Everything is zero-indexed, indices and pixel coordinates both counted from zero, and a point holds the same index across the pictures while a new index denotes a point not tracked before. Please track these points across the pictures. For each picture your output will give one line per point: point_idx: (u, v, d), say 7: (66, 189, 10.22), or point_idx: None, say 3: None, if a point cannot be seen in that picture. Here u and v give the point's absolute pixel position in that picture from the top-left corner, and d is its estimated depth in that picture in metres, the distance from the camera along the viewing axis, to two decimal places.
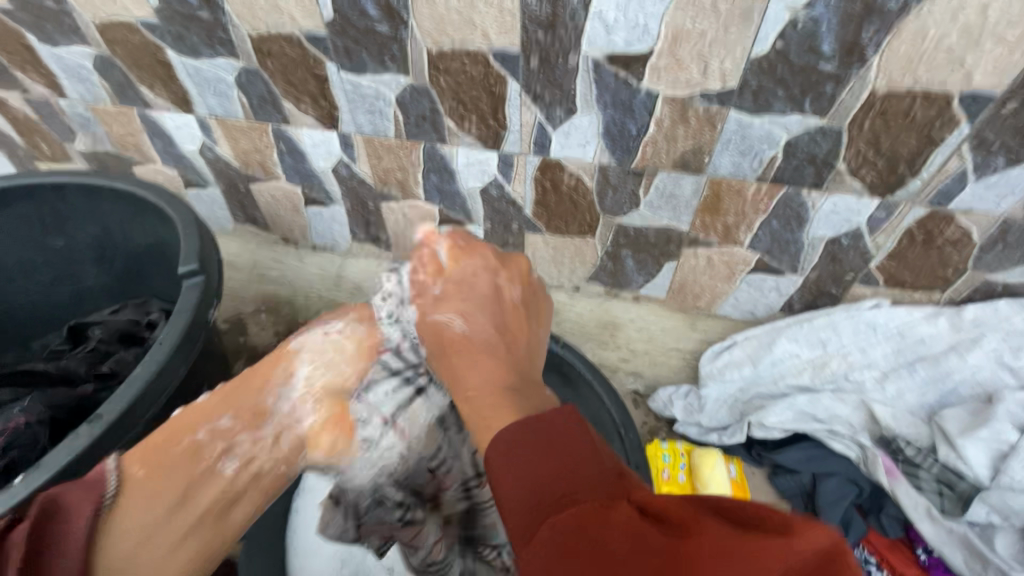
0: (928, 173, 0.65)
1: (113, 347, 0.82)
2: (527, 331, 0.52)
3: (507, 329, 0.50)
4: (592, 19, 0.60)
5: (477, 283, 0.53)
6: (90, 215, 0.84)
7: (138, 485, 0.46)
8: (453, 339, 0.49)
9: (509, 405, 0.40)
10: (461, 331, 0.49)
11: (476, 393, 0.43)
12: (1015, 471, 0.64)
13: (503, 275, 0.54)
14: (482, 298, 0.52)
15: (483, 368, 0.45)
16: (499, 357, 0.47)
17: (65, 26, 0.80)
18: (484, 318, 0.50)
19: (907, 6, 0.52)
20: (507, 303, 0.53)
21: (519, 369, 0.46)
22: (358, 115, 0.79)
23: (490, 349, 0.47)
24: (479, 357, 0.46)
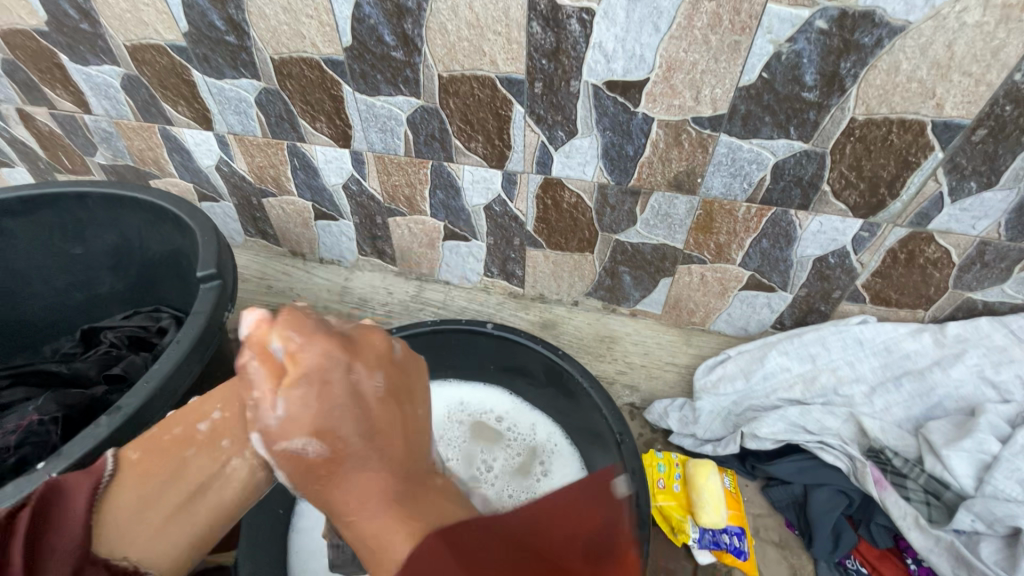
0: (908, 196, 0.69)
1: (123, 351, 0.84)
2: (403, 422, 0.41)
3: (378, 406, 0.40)
4: (592, 48, 0.65)
5: (346, 386, 0.39)
6: (109, 224, 0.87)
7: (132, 470, 0.44)
8: (346, 444, 0.38)
9: (409, 521, 0.36)
10: (323, 452, 0.38)
11: (365, 504, 0.37)
12: (998, 480, 0.66)
13: (359, 368, 0.40)
14: (317, 379, 0.39)
15: (365, 483, 0.38)
16: (384, 462, 0.39)
17: (98, 47, 0.85)
18: (352, 421, 0.38)
19: (881, 42, 0.57)
20: (368, 400, 0.40)
21: (404, 467, 0.39)
22: (370, 134, 0.84)
23: (360, 436, 0.39)
24: (368, 458, 0.38)
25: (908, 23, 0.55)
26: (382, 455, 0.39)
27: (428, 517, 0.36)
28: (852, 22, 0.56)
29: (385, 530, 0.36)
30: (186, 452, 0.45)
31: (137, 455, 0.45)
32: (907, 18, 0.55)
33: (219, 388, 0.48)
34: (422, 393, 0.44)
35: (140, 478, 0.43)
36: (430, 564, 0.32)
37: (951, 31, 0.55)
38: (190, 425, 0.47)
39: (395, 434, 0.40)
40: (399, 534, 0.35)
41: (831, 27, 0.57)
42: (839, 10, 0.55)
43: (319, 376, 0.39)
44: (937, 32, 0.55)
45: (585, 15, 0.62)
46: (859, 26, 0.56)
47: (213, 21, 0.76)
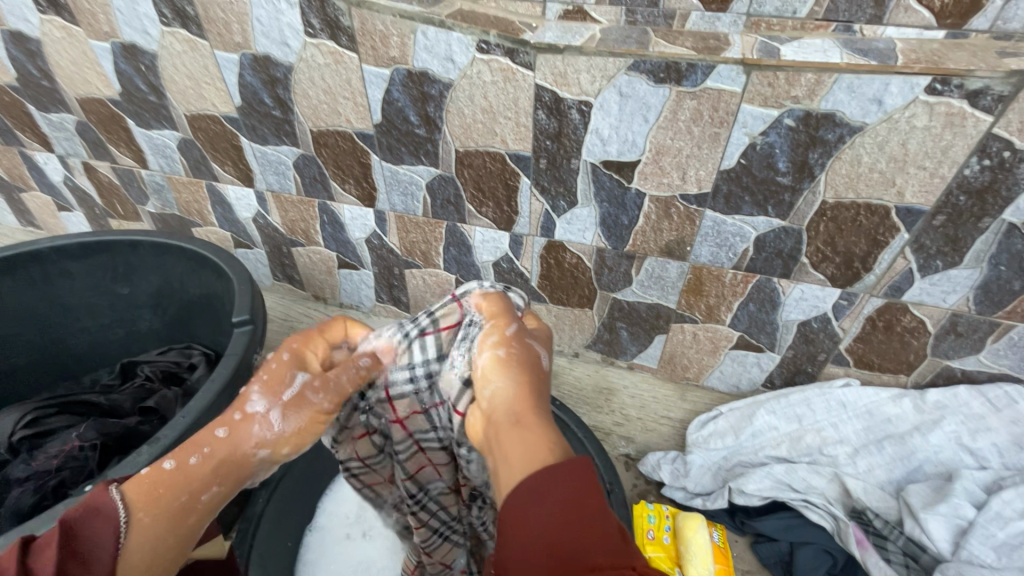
0: (880, 269, 0.75)
1: (158, 385, 0.92)
2: (534, 380, 0.50)
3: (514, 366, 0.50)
4: (590, 133, 0.74)
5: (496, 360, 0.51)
6: (155, 269, 0.97)
7: (147, 522, 0.48)
8: (501, 411, 0.48)
9: (532, 453, 0.42)
10: (485, 400, 0.50)
11: (510, 462, 0.43)
12: (974, 546, 0.68)
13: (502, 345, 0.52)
14: (498, 360, 0.51)
15: (507, 438, 0.45)
16: (512, 398, 0.48)
17: (162, 115, 0.98)
18: (500, 385, 0.49)
19: (842, 138, 0.64)
20: (509, 368, 0.50)
21: (523, 402, 0.47)
22: (393, 197, 0.93)
23: (508, 416, 0.46)
24: (523, 428, 0.45)
25: (866, 124, 0.62)
26: (512, 406, 0.47)
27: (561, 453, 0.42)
28: (816, 121, 0.64)
29: (531, 447, 0.42)
30: (186, 498, 0.50)
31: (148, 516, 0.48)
32: (864, 120, 0.62)
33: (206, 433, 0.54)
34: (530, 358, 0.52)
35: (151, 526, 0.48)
36: (553, 483, 0.39)
37: (903, 133, 0.62)
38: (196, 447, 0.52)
39: (514, 384, 0.49)
40: (528, 459, 0.41)
41: (799, 124, 0.65)
42: (804, 111, 0.63)
43: (497, 363, 0.51)
44: (891, 133, 0.62)
45: (584, 106, 0.71)
46: (822, 124, 0.64)
47: (262, 98, 0.87)
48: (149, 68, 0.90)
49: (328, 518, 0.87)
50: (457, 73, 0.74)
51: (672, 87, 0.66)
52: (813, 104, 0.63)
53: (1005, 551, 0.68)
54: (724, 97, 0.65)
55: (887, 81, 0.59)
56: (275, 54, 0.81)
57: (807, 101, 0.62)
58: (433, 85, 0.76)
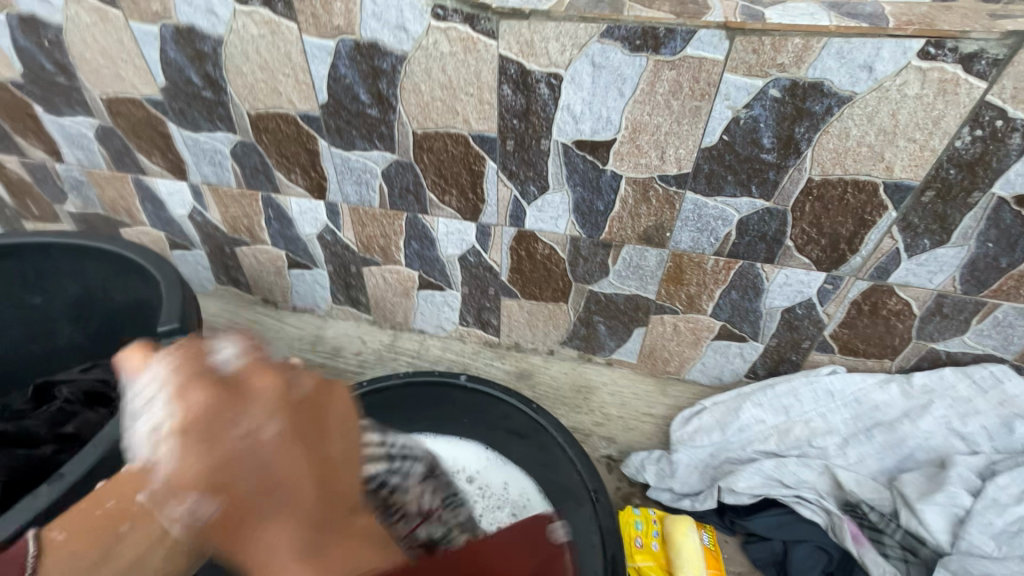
0: (866, 251, 0.71)
1: (80, 408, 0.80)
2: (331, 474, 0.43)
3: (297, 437, 0.42)
4: (561, 110, 0.67)
5: (242, 439, 0.39)
6: (73, 274, 0.85)
7: (57, 551, 0.40)
8: (248, 489, 0.39)
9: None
10: (247, 493, 0.39)
11: (274, 562, 0.39)
12: (973, 536, 0.67)
13: (244, 416, 0.40)
14: (203, 426, 0.39)
15: (277, 535, 0.39)
16: (294, 514, 0.39)
17: (73, 99, 0.85)
18: (253, 471, 0.39)
19: (830, 110, 0.60)
20: (268, 452, 0.40)
21: (326, 512, 0.41)
22: (346, 187, 0.84)
23: (253, 498, 0.39)
24: (283, 501, 0.39)
25: (855, 94, 0.58)
26: (319, 491, 0.41)
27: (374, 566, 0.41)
28: (803, 92, 0.59)
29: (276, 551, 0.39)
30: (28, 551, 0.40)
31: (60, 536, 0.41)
32: (853, 89, 0.58)
33: (125, 468, 0.43)
34: (336, 427, 0.45)
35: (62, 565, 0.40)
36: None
37: (894, 102, 0.58)
38: (124, 497, 0.43)
39: (301, 467, 0.41)
40: (335, 571, 0.39)
41: (784, 95, 0.60)
42: (791, 81, 0.59)
43: (205, 424, 0.39)
44: (882, 103, 0.58)
45: (554, 80, 0.65)
46: (810, 95, 0.59)
47: (190, 77, 0.77)
48: (54, 44, 0.78)
49: None
50: (411, 44, 0.66)
51: (649, 56, 0.60)
52: (800, 73, 0.58)
53: (1005, 539, 0.67)
54: (706, 66, 0.60)
55: (880, 45, 0.54)
56: (201, 25, 0.71)
57: (795, 69, 0.58)
58: (384, 58, 0.68)
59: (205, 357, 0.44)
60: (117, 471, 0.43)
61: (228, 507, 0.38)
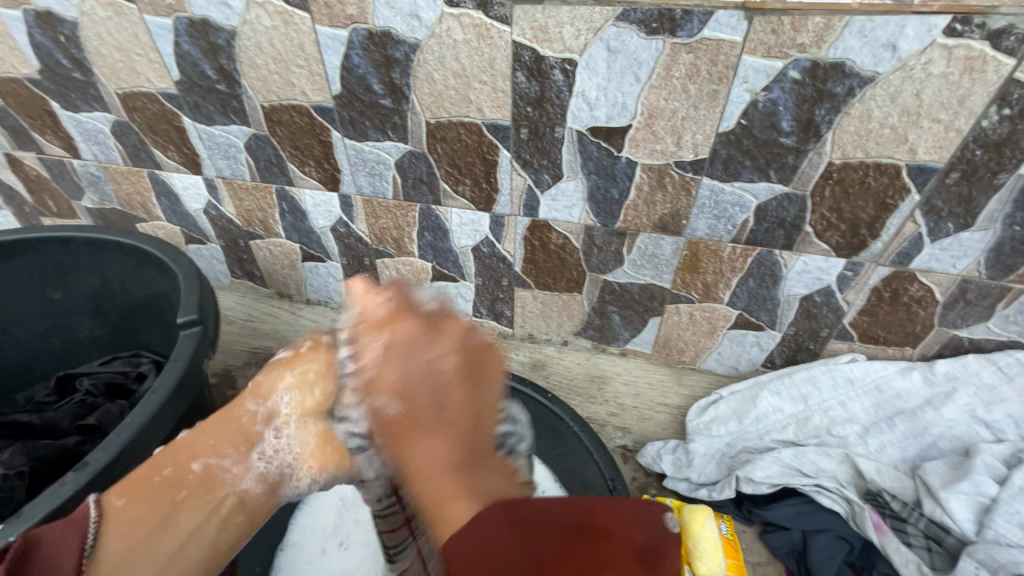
0: (888, 236, 0.70)
1: (100, 400, 0.81)
2: (470, 405, 0.42)
3: (467, 379, 0.43)
4: (575, 97, 0.66)
5: (424, 366, 0.43)
6: (91, 268, 0.86)
7: (117, 518, 0.50)
8: (425, 404, 0.41)
9: (472, 488, 0.38)
10: (404, 407, 0.41)
11: (430, 473, 0.39)
12: (999, 524, 0.65)
13: (437, 349, 0.44)
14: (401, 352, 0.44)
15: (435, 449, 0.39)
16: (450, 435, 0.40)
17: (89, 94, 0.86)
18: (430, 393, 0.41)
19: (852, 91, 0.59)
20: (444, 381, 0.42)
21: (472, 440, 0.41)
22: (359, 178, 0.84)
23: (441, 426, 0.40)
24: (438, 420, 0.40)
25: (878, 73, 0.57)
26: (457, 426, 0.40)
27: (495, 485, 0.39)
28: (824, 73, 0.58)
29: (439, 456, 0.39)
30: (122, 501, 0.51)
31: (120, 501, 0.51)
32: (876, 69, 0.57)
33: (216, 421, 0.58)
34: (493, 376, 0.45)
35: (127, 521, 0.50)
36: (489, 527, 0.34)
37: (919, 82, 0.57)
38: (180, 465, 0.55)
39: (462, 402, 0.41)
40: (458, 501, 0.37)
41: (804, 77, 0.59)
42: (811, 62, 0.57)
43: (405, 351, 0.44)
44: (906, 82, 0.57)
45: (568, 65, 0.64)
46: (831, 76, 0.58)
47: (205, 70, 0.77)
48: (70, 39, 0.79)
49: (302, 534, 0.79)
50: (424, 32, 0.66)
51: (665, 39, 0.59)
52: (821, 53, 0.57)
53: None
54: (724, 48, 0.59)
55: (903, 22, 0.53)
56: (214, 17, 0.71)
57: (815, 49, 0.57)
58: (397, 47, 0.68)
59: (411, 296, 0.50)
60: (202, 436, 0.57)
61: (406, 411, 0.41)
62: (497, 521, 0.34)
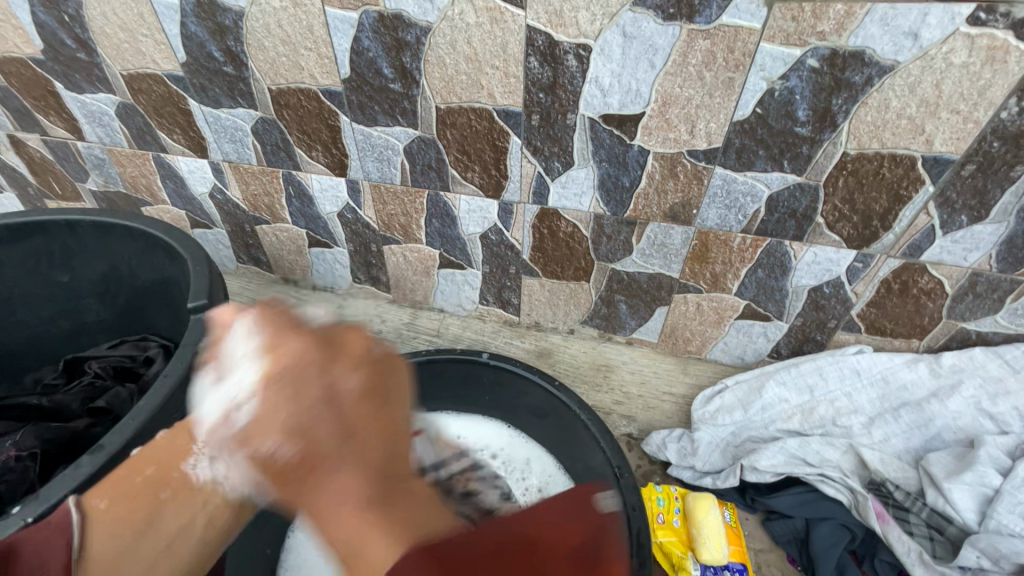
0: (900, 228, 0.70)
1: (109, 383, 0.81)
2: (380, 419, 0.40)
3: (363, 414, 0.39)
4: (589, 83, 0.66)
5: (320, 390, 0.39)
6: (98, 252, 0.86)
7: (104, 517, 0.47)
8: (324, 456, 0.37)
9: (388, 523, 0.36)
10: (296, 452, 0.37)
11: (336, 514, 0.37)
12: (1002, 515, 0.67)
13: (335, 368, 0.40)
14: (290, 376, 0.40)
15: (347, 482, 0.37)
16: (361, 463, 0.38)
17: (93, 75, 0.85)
18: (330, 421, 0.38)
19: (870, 81, 0.58)
20: (343, 401, 0.39)
21: (388, 469, 0.39)
22: (367, 164, 0.84)
23: (338, 439, 0.38)
24: (342, 472, 0.37)
25: (897, 63, 0.56)
26: (367, 453, 0.38)
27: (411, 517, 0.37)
28: (842, 61, 0.57)
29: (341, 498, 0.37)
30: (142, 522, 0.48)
31: (102, 502, 0.48)
32: (895, 58, 0.56)
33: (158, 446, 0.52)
34: (400, 389, 0.43)
35: (111, 524, 0.47)
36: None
37: (938, 72, 0.56)
38: (163, 463, 0.51)
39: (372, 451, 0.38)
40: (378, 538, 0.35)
41: (822, 65, 0.58)
42: (830, 50, 0.57)
43: (292, 381, 0.40)
44: (925, 72, 0.56)
45: (582, 51, 0.63)
46: (849, 65, 0.57)
47: (211, 52, 0.76)
48: (75, 18, 0.77)
49: None
50: (436, 15, 0.64)
51: (682, 25, 0.58)
52: (840, 42, 0.56)
53: None
54: (741, 36, 0.58)
55: (926, 10, 0.52)
56: None
57: (835, 37, 0.56)
58: (408, 30, 0.66)
59: (287, 319, 0.47)
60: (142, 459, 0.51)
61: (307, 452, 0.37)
62: (421, 570, 0.33)
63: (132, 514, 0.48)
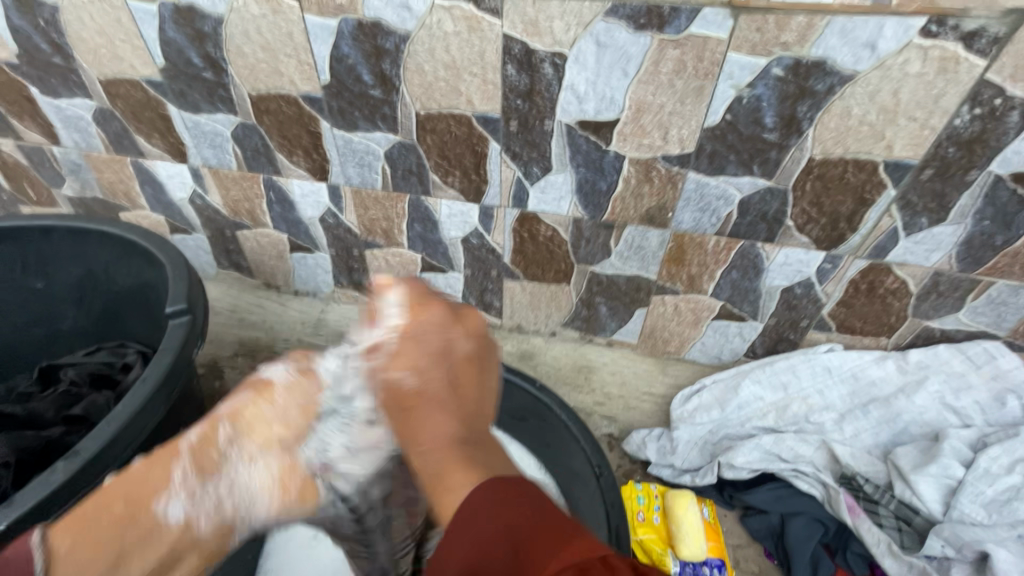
0: (865, 229, 0.72)
1: (85, 391, 0.80)
2: (482, 387, 0.43)
3: (455, 383, 0.41)
4: (565, 90, 0.67)
5: (442, 341, 0.43)
6: (74, 258, 0.85)
7: (69, 558, 0.47)
8: (412, 393, 0.40)
9: (474, 462, 0.36)
10: (414, 388, 0.41)
11: (429, 452, 0.37)
12: (964, 505, 0.70)
13: (455, 332, 0.44)
14: (416, 330, 0.45)
15: (437, 424, 0.38)
16: (449, 407, 0.40)
17: (70, 81, 0.84)
18: (438, 373, 0.41)
19: (832, 89, 0.60)
20: (455, 360, 0.42)
21: (471, 424, 0.39)
22: (348, 169, 0.84)
23: (439, 403, 0.40)
24: (433, 423, 0.38)
25: (857, 72, 0.59)
26: (461, 405, 0.40)
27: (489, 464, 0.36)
28: (806, 70, 0.60)
29: (436, 431, 0.38)
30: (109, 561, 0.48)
31: (65, 544, 0.47)
32: (855, 68, 0.59)
33: (131, 479, 0.52)
34: (494, 371, 0.45)
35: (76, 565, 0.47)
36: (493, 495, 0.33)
37: (895, 81, 0.59)
38: (133, 501, 0.51)
39: (447, 416, 0.39)
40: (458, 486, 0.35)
41: (787, 74, 0.60)
42: (794, 60, 0.59)
43: (419, 333, 0.44)
44: (883, 81, 0.59)
45: (558, 59, 0.65)
46: (812, 73, 0.60)
47: (190, 58, 0.76)
48: (50, 24, 0.77)
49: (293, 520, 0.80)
50: (415, 24, 0.66)
51: (653, 35, 0.60)
52: (803, 51, 0.58)
53: (994, 508, 0.70)
54: (710, 45, 0.60)
55: (882, 23, 0.55)
56: (200, 4, 0.70)
57: (798, 47, 0.58)
58: (387, 38, 0.68)
59: (400, 295, 0.48)
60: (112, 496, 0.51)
61: (423, 386, 0.41)
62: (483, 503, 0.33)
63: (96, 554, 0.48)
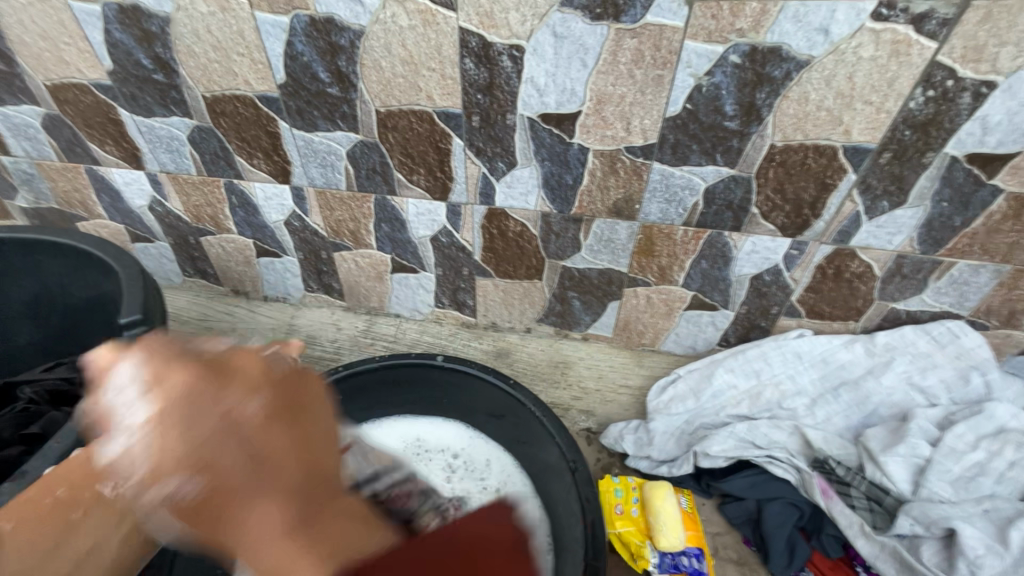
0: (829, 215, 0.73)
1: (44, 408, 0.77)
2: (298, 437, 0.37)
3: (274, 426, 0.37)
4: (525, 83, 0.66)
5: (223, 415, 0.36)
6: (26, 271, 0.82)
7: None
8: (235, 473, 0.34)
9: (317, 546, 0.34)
10: (200, 489, 0.34)
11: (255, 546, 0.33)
12: (932, 483, 0.72)
13: (228, 395, 0.37)
14: (180, 410, 0.36)
15: (262, 515, 0.33)
16: (275, 493, 0.34)
17: (15, 86, 0.81)
18: (231, 451, 0.35)
19: (789, 74, 0.61)
20: (246, 427, 0.36)
21: (308, 491, 0.36)
22: (310, 170, 0.83)
23: (245, 467, 0.35)
24: (262, 485, 0.34)
25: (812, 57, 0.59)
26: (272, 478, 0.35)
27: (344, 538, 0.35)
28: (762, 57, 0.60)
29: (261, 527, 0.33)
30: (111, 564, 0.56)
31: None
32: (810, 53, 0.59)
33: None
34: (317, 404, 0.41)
35: None
36: None
37: (850, 65, 0.59)
38: None
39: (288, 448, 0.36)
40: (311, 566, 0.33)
41: (744, 61, 0.60)
42: (750, 46, 0.59)
43: (182, 406, 0.36)
44: (839, 65, 0.59)
45: (515, 51, 0.64)
46: (769, 59, 0.60)
47: (139, 59, 0.74)
48: None
49: None
50: (369, 18, 0.64)
51: (610, 25, 0.60)
52: (758, 38, 0.58)
53: (959, 484, 0.72)
54: (666, 33, 0.60)
55: (834, 7, 0.55)
56: (146, 4, 0.67)
57: (753, 34, 0.58)
58: (341, 34, 0.66)
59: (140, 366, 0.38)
60: None
61: (214, 487, 0.34)
62: None
63: None
